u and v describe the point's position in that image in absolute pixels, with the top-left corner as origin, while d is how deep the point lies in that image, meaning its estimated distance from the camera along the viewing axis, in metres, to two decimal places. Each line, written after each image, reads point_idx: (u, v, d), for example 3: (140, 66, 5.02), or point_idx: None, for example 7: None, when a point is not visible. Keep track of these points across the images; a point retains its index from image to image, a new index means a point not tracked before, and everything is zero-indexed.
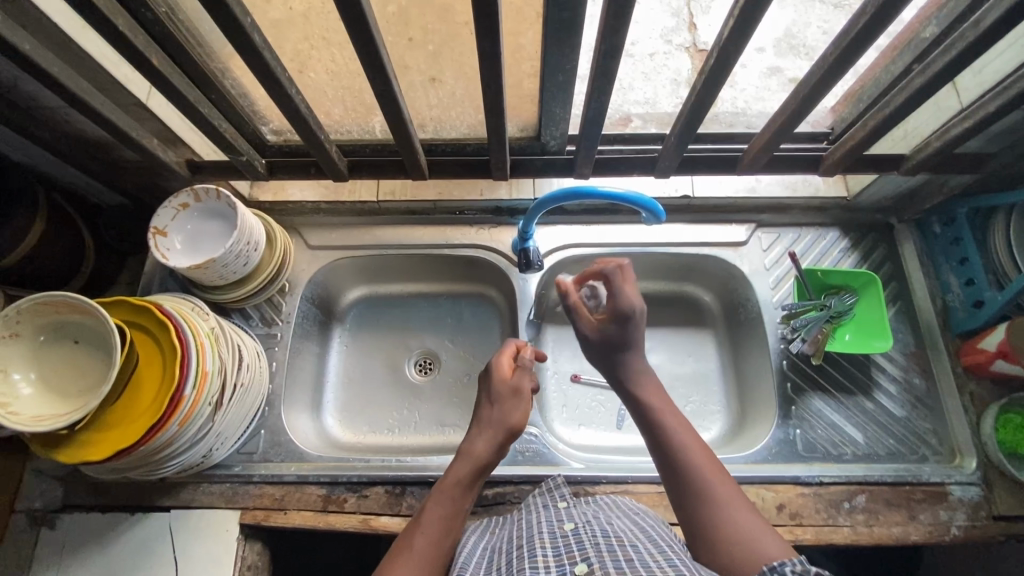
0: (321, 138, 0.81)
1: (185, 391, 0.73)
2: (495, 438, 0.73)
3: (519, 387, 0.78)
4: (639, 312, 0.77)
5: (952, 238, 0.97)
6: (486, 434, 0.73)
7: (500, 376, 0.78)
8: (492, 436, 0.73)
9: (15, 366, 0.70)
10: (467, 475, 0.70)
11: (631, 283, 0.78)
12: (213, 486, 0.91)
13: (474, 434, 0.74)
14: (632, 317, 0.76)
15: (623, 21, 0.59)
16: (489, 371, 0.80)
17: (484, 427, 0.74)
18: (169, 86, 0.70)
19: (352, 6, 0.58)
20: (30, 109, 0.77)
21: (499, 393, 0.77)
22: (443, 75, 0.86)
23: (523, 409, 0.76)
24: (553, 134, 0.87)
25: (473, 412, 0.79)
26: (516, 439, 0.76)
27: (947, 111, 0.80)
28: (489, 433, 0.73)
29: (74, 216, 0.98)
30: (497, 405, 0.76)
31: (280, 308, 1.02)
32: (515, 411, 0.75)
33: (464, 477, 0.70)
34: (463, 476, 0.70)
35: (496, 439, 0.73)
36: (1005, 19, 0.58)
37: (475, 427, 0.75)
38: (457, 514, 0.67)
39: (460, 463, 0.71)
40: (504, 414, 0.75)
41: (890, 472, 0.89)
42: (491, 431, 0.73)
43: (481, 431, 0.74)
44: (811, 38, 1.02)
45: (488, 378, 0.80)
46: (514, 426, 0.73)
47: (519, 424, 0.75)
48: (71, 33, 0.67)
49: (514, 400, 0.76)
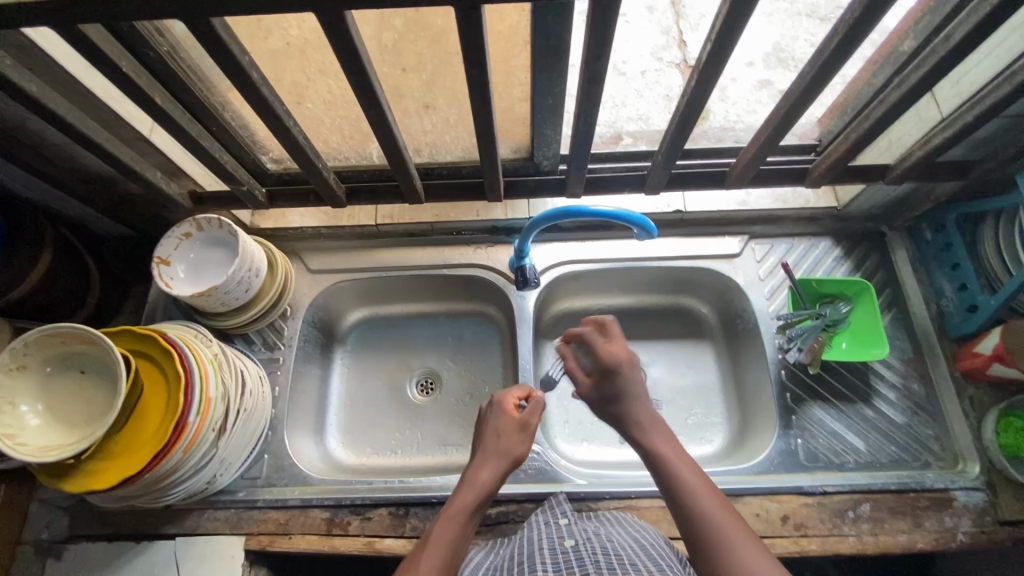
0: (320, 166, 0.84)
1: (189, 417, 0.74)
2: (499, 468, 0.75)
3: (527, 421, 0.79)
4: (626, 365, 0.79)
5: (942, 245, 0.97)
6: (492, 463, 0.75)
7: (506, 412, 0.80)
8: (497, 465, 0.75)
9: (23, 398, 0.72)
10: (472, 501, 0.71)
11: (614, 341, 0.81)
12: (217, 512, 0.91)
13: (479, 462, 0.75)
14: (619, 369, 0.78)
15: (605, 48, 0.62)
16: (495, 407, 0.82)
17: (489, 454, 0.76)
18: (170, 121, 0.72)
19: (344, 43, 0.60)
20: (36, 147, 0.79)
21: (506, 426, 0.79)
22: (436, 103, 0.90)
23: (527, 443, 0.78)
24: (546, 155, 0.89)
25: (476, 445, 0.80)
26: (518, 469, 0.77)
27: (929, 121, 0.82)
28: (493, 463, 0.75)
29: (80, 248, 1.00)
30: (501, 435, 0.78)
31: (283, 333, 1.03)
32: (520, 443, 0.77)
33: (471, 504, 0.70)
34: (470, 503, 0.70)
35: (500, 468, 0.75)
36: (974, 34, 0.60)
37: (479, 457, 0.76)
38: (463, 540, 0.67)
39: (468, 489, 0.72)
40: (507, 445, 0.77)
41: (893, 480, 0.89)
42: (496, 460, 0.75)
43: (487, 461, 0.75)
44: (800, 50, 1.06)
45: (497, 412, 0.81)
46: (520, 456, 0.75)
47: (523, 457, 0.77)
48: (76, 73, 0.70)
49: (520, 432, 0.78)
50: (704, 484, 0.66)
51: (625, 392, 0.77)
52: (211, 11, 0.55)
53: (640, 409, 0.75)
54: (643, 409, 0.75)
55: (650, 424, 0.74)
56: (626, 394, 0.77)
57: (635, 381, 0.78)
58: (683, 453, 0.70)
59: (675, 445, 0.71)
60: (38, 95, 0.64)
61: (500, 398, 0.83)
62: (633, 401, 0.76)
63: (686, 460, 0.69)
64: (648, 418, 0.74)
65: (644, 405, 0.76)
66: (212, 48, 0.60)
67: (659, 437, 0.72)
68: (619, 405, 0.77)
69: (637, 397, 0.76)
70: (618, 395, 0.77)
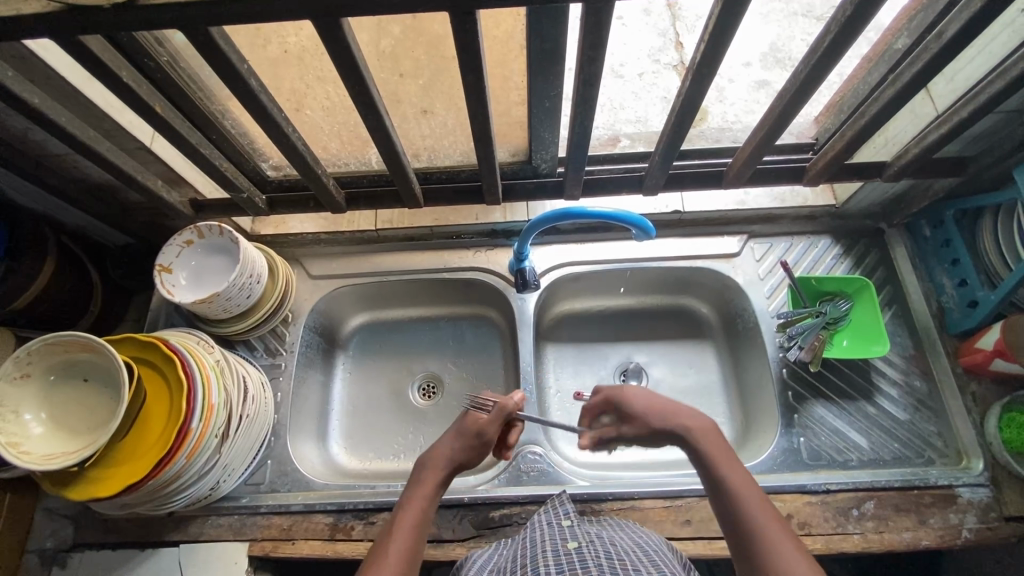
0: (319, 172, 0.84)
1: (192, 424, 0.74)
2: (453, 460, 0.76)
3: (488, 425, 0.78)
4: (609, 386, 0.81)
5: (942, 241, 0.98)
6: (448, 455, 0.76)
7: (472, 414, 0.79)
8: (450, 458, 0.76)
9: (26, 407, 0.72)
10: (428, 496, 0.72)
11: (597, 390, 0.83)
12: (221, 519, 0.92)
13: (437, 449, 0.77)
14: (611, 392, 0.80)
15: (599, 51, 0.62)
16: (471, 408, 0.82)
17: (448, 441, 0.77)
18: (170, 130, 0.73)
19: (341, 51, 0.61)
20: (38, 157, 0.80)
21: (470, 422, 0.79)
22: (434, 108, 0.91)
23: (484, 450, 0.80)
24: (544, 157, 0.89)
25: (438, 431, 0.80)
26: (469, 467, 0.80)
27: (925, 117, 0.82)
28: (448, 455, 0.76)
29: (83, 257, 1.01)
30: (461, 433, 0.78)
31: (284, 338, 1.03)
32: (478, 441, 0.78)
33: (427, 496, 0.73)
34: (429, 493, 0.73)
35: (456, 462, 0.76)
36: (966, 30, 0.60)
37: (435, 447, 0.77)
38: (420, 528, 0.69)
39: (426, 474, 0.75)
40: (466, 441, 0.77)
41: (898, 477, 0.88)
42: (451, 453, 0.77)
43: (442, 451, 0.77)
44: (796, 50, 1.07)
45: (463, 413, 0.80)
46: (476, 459, 0.78)
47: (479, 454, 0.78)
48: (77, 84, 0.71)
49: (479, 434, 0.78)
50: (755, 495, 0.64)
51: (641, 406, 0.76)
52: (210, 20, 0.55)
53: (662, 408, 0.74)
54: (655, 403, 0.75)
55: (684, 417, 0.73)
56: (642, 405, 0.76)
57: (641, 392, 0.78)
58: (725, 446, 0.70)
59: (725, 448, 0.70)
60: (40, 106, 0.65)
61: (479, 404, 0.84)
62: (641, 402, 0.76)
63: (731, 459, 0.68)
64: (666, 406, 0.74)
65: (650, 399, 0.76)
66: (210, 58, 0.61)
67: (708, 438, 0.70)
68: (649, 413, 0.75)
69: (642, 398, 0.77)
70: (641, 410, 0.75)
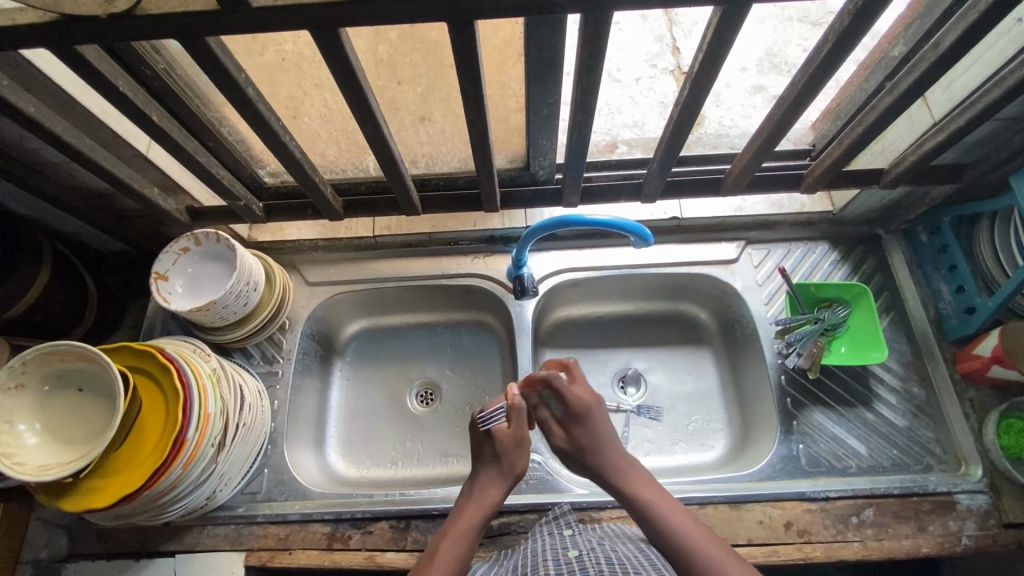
0: (316, 180, 0.83)
1: (188, 433, 0.74)
2: (502, 486, 0.79)
3: (523, 436, 0.81)
4: (593, 408, 0.80)
5: (939, 247, 0.98)
6: (497, 482, 0.79)
7: (500, 430, 0.80)
8: (500, 484, 0.79)
9: (20, 417, 0.71)
10: (477, 522, 0.75)
11: (579, 383, 0.82)
12: (217, 528, 0.91)
13: (484, 481, 0.79)
14: (586, 415, 0.79)
15: (598, 60, 0.62)
16: (484, 426, 0.81)
17: (494, 475, 0.79)
18: (168, 139, 0.72)
19: (338, 59, 0.60)
20: (34, 166, 0.80)
21: (504, 445, 0.80)
22: (432, 114, 0.91)
23: (525, 454, 0.82)
24: (541, 164, 0.90)
25: (473, 455, 0.82)
26: (518, 482, 0.82)
27: (921, 125, 0.82)
28: (498, 482, 0.79)
29: (78, 264, 1.00)
30: (501, 454, 0.80)
31: (281, 346, 1.03)
32: (520, 458, 0.81)
33: (478, 523, 0.75)
34: (477, 521, 0.75)
35: (505, 488, 0.79)
36: (962, 41, 0.60)
37: (480, 475, 0.80)
38: (469, 556, 0.72)
39: (473, 506, 0.76)
40: (510, 463, 0.80)
41: (896, 484, 0.88)
42: (499, 479, 0.79)
43: (491, 479, 0.79)
44: (792, 56, 1.08)
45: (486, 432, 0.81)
46: (522, 474, 0.80)
47: (523, 469, 0.81)
48: (74, 93, 0.70)
49: (518, 449, 0.80)
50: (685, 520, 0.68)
51: (595, 439, 0.78)
52: (207, 29, 0.55)
53: (611, 454, 0.77)
54: (615, 455, 0.77)
55: (624, 465, 0.76)
56: (594, 440, 0.78)
57: (600, 424, 0.79)
58: (659, 493, 0.73)
59: (653, 488, 0.74)
60: (37, 115, 0.65)
61: (486, 418, 0.81)
62: (606, 451, 0.77)
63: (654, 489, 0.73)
64: (622, 463, 0.77)
65: (613, 451, 0.78)
66: (208, 68, 0.60)
67: (636, 482, 0.74)
68: (591, 447, 0.78)
69: (607, 446, 0.78)
70: (590, 442, 0.78)
